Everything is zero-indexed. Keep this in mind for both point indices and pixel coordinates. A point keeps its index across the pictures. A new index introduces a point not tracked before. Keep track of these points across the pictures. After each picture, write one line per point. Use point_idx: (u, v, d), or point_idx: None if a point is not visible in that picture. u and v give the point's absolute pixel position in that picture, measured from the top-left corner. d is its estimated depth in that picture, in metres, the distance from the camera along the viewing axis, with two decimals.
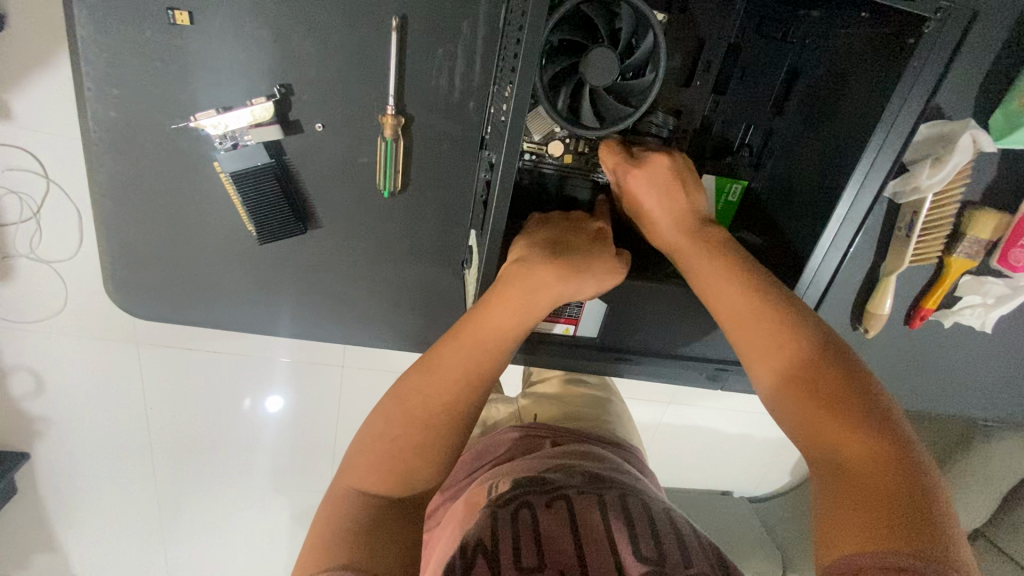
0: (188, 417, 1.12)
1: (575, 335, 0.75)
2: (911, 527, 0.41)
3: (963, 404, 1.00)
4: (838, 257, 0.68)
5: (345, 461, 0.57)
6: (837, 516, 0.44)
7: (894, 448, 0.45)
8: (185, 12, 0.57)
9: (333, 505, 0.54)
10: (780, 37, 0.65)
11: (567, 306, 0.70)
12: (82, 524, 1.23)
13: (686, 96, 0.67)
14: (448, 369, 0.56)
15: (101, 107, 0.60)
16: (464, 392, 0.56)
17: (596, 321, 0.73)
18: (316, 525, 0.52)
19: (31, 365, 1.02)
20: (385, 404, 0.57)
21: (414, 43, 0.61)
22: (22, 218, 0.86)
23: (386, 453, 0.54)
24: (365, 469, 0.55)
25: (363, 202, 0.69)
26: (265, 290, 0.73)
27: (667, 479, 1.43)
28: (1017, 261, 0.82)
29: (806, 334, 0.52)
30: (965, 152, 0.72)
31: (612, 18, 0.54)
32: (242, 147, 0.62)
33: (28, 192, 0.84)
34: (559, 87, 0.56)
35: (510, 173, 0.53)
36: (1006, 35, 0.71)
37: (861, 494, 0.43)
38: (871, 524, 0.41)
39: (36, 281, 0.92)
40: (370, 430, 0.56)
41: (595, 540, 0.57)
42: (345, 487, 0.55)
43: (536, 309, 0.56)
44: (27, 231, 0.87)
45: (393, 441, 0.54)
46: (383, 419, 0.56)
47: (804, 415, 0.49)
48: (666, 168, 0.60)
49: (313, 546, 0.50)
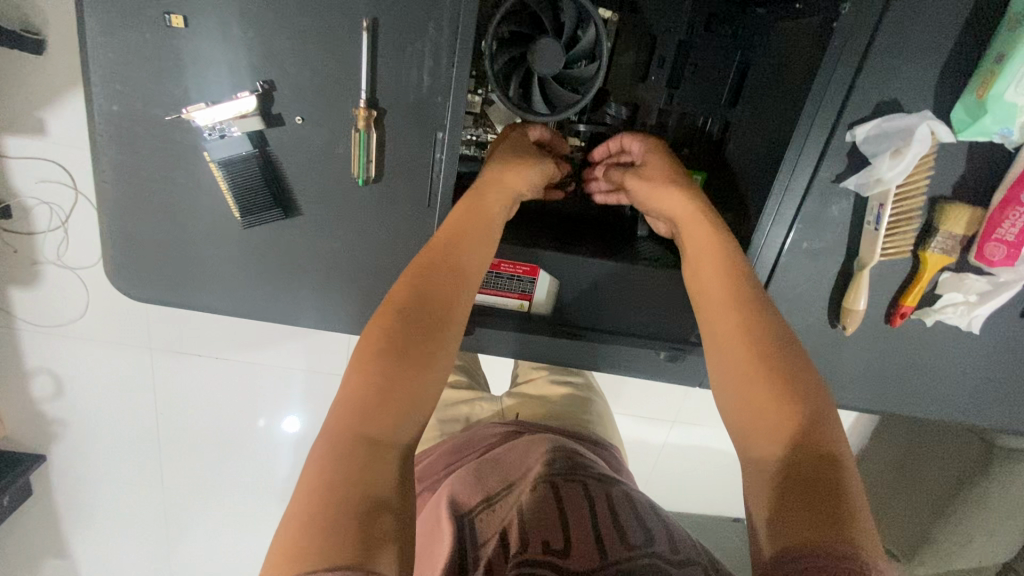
0: (202, 417, 1.24)
1: (529, 310, 0.81)
2: (841, 520, 0.48)
3: (976, 420, 0.93)
4: (780, 232, 0.78)
5: (341, 406, 0.54)
6: (792, 508, 0.50)
7: (830, 443, 0.53)
8: (180, 16, 0.64)
9: (333, 452, 0.50)
10: (729, 33, 0.77)
11: (517, 278, 0.78)
12: (96, 511, 1.33)
13: (642, 90, 0.79)
14: (439, 287, 0.61)
15: (106, 102, 0.68)
16: (450, 295, 0.61)
17: (548, 299, 0.80)
18: (305, 499, 0.47)
19: (58, 357, 1.15)
20: (384, 321, 0.58)
21: (383, 41, 0.66)
22: (53, 226, 1.01)
23: (393, 364, 0.55)
24: (373, 399, 0.53)
25: (339, 190, 0.74)
26: (251, 277, 0.78)
27: (672, 496, 1.42)
28: (993, 255, 0.77)
29: (774, 340, 0.59)
30: (922, 143, 0.71)
31: (557, 14, 0.64)
32: (228, 138, 0.69)
33: (59, 203, 1.00)
34: (511, 77, 0.66)
35: (455, 145, 0.71)
36: (980, 20, 0.68)
37: (807, 487, 0.51)
38: (811, 514, 0.49)
39: (62, 283, 1.07)
40: (369, 348, 0.56)
41: (577, 517, 0.60)
42: (350, 436, 0.51)
43: (492, 211, 0.68)
44: (57, 238, 1.02)
45: (398, 356, 0.56)
46: (383, 333, 0.57)
47: (763, 404, 0.56)
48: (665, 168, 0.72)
49: (308, 530, 0.45)
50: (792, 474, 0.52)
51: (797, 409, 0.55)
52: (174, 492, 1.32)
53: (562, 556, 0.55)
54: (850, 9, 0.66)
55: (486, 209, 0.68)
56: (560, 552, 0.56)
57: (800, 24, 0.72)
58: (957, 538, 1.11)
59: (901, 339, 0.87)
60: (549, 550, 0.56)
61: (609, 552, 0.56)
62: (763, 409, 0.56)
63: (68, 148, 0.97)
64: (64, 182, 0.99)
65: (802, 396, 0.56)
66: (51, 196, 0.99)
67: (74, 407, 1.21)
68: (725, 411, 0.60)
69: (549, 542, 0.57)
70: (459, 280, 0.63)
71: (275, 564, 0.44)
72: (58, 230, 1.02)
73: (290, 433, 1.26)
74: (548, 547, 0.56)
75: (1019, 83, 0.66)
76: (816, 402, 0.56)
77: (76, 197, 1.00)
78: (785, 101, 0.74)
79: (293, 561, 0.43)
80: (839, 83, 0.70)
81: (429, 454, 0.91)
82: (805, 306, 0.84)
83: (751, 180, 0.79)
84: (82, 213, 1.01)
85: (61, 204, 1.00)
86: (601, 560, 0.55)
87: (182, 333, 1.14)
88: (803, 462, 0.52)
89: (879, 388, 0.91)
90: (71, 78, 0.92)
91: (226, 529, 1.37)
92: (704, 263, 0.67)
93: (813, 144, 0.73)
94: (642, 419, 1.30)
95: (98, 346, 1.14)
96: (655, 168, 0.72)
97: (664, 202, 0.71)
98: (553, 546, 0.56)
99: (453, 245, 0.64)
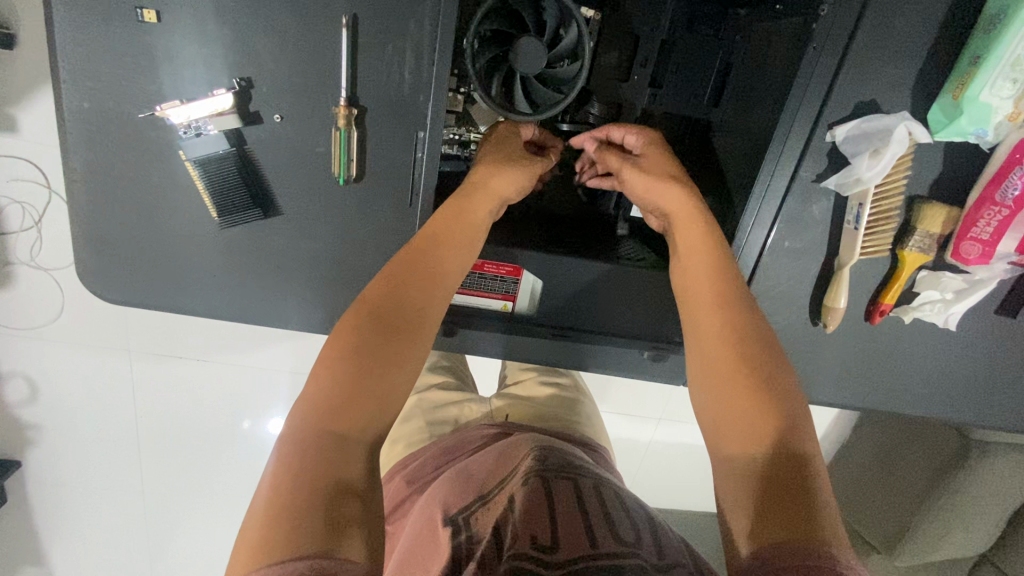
0: (183, 419, 1.22)
1: (513, 310, 0.81)
2: (812, 520, 0.48)
3: (957, 415, 0.95)
4: (762, 230, 0.79)
5: (308, 403, 0.53)
6: (769, 510, 0.50)
7: (804, 446, 0.53)
8: (153, 11, 0.63)
9: (302, 449, 0.50)
10: (712, 34, 0.77)
11: (501, 279, 0.77)
12: (73, 516, 1.30)
13: (626, 90, 0.78)
14: (416, 287, 0.61)
15: (76, 98, 0.65)
16: (424, 294, 0.61)
17: (531, 299, 0.80)
18: (274, 491, 0.47)
19: (29, 361, 1.11)
20: (357, 316, 0.58)
21: (365, 39, 0.66)
22: (24, 226, 0.98)
23: (362, 361, 0.55)
24: (341, 399, 0.53)
25: (321, 190, 0.72)
26: (231, 278, 0.76)
27: (658, 493, 1.44)
28: (968, 254, 0.79)
29: (752, 341, 0.60)
30: (900, 144, 0.72)
31: (539, 12, 0.63)
32: (205, 136, 0.67)
33: (30, 201, 0.97)
34: (493, 77, 0.64)
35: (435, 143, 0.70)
36: (952, 22, 0.70)
37: (780, 483, 0.51)
38: (787, 514, 0.49)
39: (33, 284, 1.04)
40: (339, 343, 0.56)
41: (568, 513, 0.60)
42: (317, 432, 0.51)
43: (470, 210, 0.66)
44: (28, 237, 0.99)
45: (367, 355, 0.55)
46: (356, 329, 0.57)
47: (744, 403, 0.56)
48: (655, 164, 0.71)
49: (276, 522, 0.44)
50: (769, 473, 0.52)
51: (770, 409, 0.55)
52: (153, 496, 1.30)
53: (546, 553, 0.55)
54: (832, 11, 0.66)
55: (468, 208, 0.66)
56: (546, 548, 0.55)
57: (780, 26, 0.72)
58: (932, 528, 1.14)
59: (880, 335, 0.89)
60: (535, 545, 0.55)
61: (598, 543, 0.56)
62: (740, 407, 0.56)
63: (36, 145, 0.94)
64: (35, 180, 0.96)
65: (777, 398, 0.56)
66: (23, 195, 0.96)
67: (49, 412, 1.17)
68: (701, 407, 0.60)
69: (537, 536, 0.57)
70: (438, 282, 0.62)
71: (244, 553, 0.43)
72: (29, 229, 0.99)
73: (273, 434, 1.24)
74: (535, 542, 0.56)
75: (994, 85, 0.68)
76: (792, 402, 0.56)
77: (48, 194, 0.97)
78: (767, 103, 0.74)
79: (263, 553, 0.43)
80: (819, 82, 0.70)
81: (417, 457, 0.91)
82: (787, 305, 0.85)
83: (733, 179, 0.79)
84: (55, 212, 0.98)
85: (33, 202, 0.98)
86: (590, 549, 0.55)
87: (158, 334, 1.11)
88: (780, 460, 0.52)
89: (861, 383, 0.92)
90: (45, 75, 0.89)
91: (207, 532, 1.35)
92: (689, 262, 0.67)
93: (794, 146, 0.74)
94: (629, 417, 1.31)
95: (71, 348, 1.11)
96: (655, 162, 0.71)
97: (671, 199, 0.69)
98: (541, 541, 0.56)
99: (435, 243, 0.64)
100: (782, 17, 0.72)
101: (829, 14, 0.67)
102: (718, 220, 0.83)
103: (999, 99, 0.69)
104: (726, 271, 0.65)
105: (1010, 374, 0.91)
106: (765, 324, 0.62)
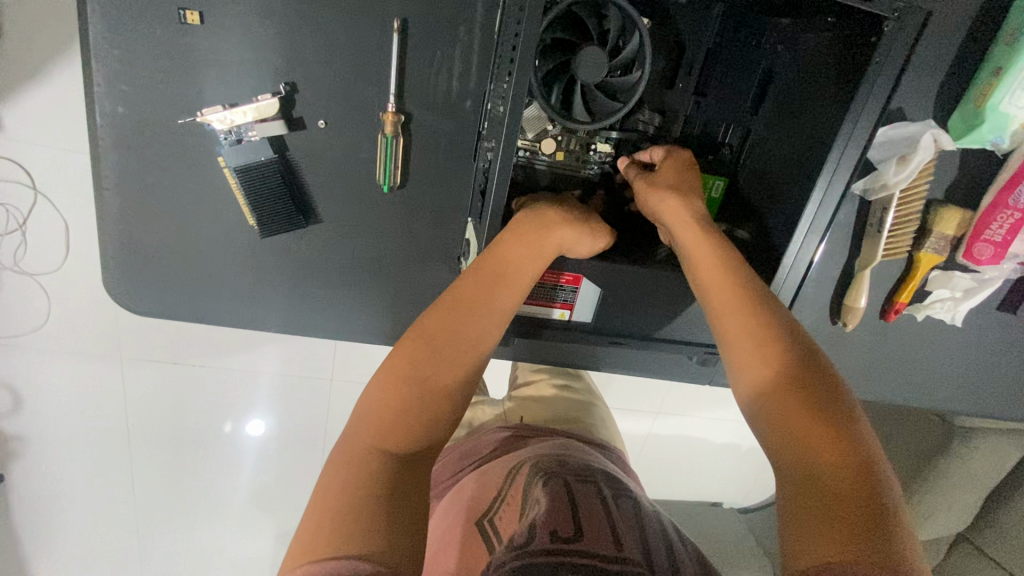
0: (183, 429, 1.16)
1: (569, 319, 0.82)
2: (864, 531, 0.47)
3: (962, 409, 0.99)
4: (814, 240, 0.76)
5: (361, 419, 0.55)
6: (814, 522, 0.49)
7: (853, 449, 0.51)
8: (196, 12, 0.60)
9: (349, 460, 0.52)
10: (755, 43, 0.77)
11: (558, 288, 0.78)
12: (61, 534, 1.22)
13: (669, 97, 0.78)
14: (467, 317, 0.61)
15: (109, 103, 0.62)
16: (476, 326, 0.61)
17: (589, 307, 0.80)
18: (330, 490, 0.49)
19: (18, 373, 1.04)
20: (413, 344, 0.59)
21: (414, 44, 0.64)
22: (9, 228, 0.90)
23: (414, 389, 0.56)
24: (393, 418, 0.55)
25: (363, 196, 0.71)
26: (262, 286, 0.74)
27: (662, 485, 1.47)
28: (981, 255, 0.82)
29: (789, 346, 0.58)
30: (926, 150, 0.74)
31: (601, 19, 0.63)
32: (246, 142, 0.64)
33: (16, 203, 0.89)
34: (552, 84, 0.65)
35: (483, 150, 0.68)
36: (978, 37, 0.74)
37: (822, 486, 0.50)
38: (839, 525, 0.47)
39: (21, 291, 0.96)
40: (393, 370, 0.57)
41: (590, 514, 0.59)
42: (365, 447, 0.53)
43: (536, 240, 0.64)
44: (13, 241, 0.92)
45: (417, 383, 0.57)
46: (409, 357, 0.58)
47: (786, 409, 0.55)
48: (673, 175, 0.69)
49: (322, 523, 0.47)
50: (815, 480, 0.51)
51: (807, 413, 0.54)
52: (150, 509, 1.23)
53: (573, 545, 0.54)
54: (898, 14, 0.62)
55: (524, 239, 0.64)
56: (571, 540, 0.55)
57: (834, 32, 0.68)
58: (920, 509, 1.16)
59: (892, 333, 0.93)
60: (558, 539, 0.54)
61: (624, 548, 0.55)
62: (782, 413, 0.55)
63: (19, 142, 0.85)
64: (22, 180, 0.88)
65: (816, 400, 0.54)
66: (6, 196, 0.88)
67: (37, 426, 1.10)
68: (748, 409, 0.59)
69: (559, 530, 0.56)
70: (488, 311, 0.62)
71: (294, 552, 0.46)
72: (15, 232, 0.91)
73: (254, 437, 1.18)
74: (557, 535, 0.55)
75: (1014, 95, 0.70)
76: (834, 402, 0.54)
77: (37, 196, 0.89)
78: (813, 110, 0.71)
79: (311, 550, 0.45)
80: (882, 87, 0.66)
81: (437, 462, 0.86)
82: (811, 305, 0.88)
83: (782, 187, 0.75)
84: (45, 215, 0.91)
85: (18, 204, 0.90)
86: (615, 552, 0.54)
87: (163, 343, 1.06)
88: (825, 468, 0.51)
89: (875, 378, 0.96)
90: (28, 65, 0.81)
91: (206, 545, 1.29)
92: (709, 268, 0.64)
93: (851, 155, 0.69)
94: (638, 414, 1.33)
95: (63, 358, 1.04)
96: (666, 176, 0.69)
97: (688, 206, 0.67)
98: (563, 535, 0.55)
99: (494, 277, 0.63)
100: (835, 25, 0.68)
101: (895, 16, 0.63)
102: (761, 234, 0.79)
103: (1019, 108, 0.70)
104: (747, 276, 0.63)
105: (1013, 369, 0.96)
106: (799, 326, 0.61)
